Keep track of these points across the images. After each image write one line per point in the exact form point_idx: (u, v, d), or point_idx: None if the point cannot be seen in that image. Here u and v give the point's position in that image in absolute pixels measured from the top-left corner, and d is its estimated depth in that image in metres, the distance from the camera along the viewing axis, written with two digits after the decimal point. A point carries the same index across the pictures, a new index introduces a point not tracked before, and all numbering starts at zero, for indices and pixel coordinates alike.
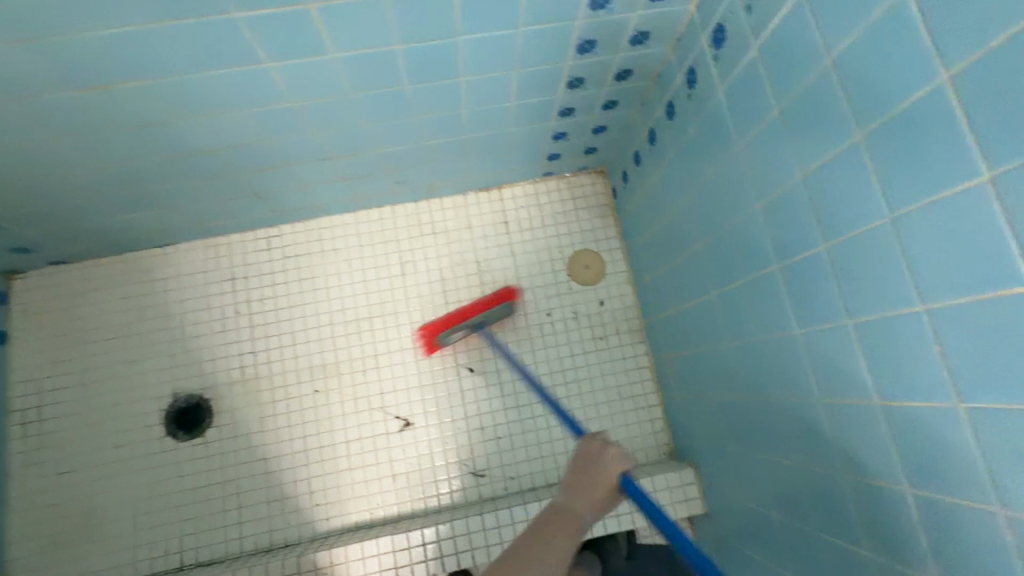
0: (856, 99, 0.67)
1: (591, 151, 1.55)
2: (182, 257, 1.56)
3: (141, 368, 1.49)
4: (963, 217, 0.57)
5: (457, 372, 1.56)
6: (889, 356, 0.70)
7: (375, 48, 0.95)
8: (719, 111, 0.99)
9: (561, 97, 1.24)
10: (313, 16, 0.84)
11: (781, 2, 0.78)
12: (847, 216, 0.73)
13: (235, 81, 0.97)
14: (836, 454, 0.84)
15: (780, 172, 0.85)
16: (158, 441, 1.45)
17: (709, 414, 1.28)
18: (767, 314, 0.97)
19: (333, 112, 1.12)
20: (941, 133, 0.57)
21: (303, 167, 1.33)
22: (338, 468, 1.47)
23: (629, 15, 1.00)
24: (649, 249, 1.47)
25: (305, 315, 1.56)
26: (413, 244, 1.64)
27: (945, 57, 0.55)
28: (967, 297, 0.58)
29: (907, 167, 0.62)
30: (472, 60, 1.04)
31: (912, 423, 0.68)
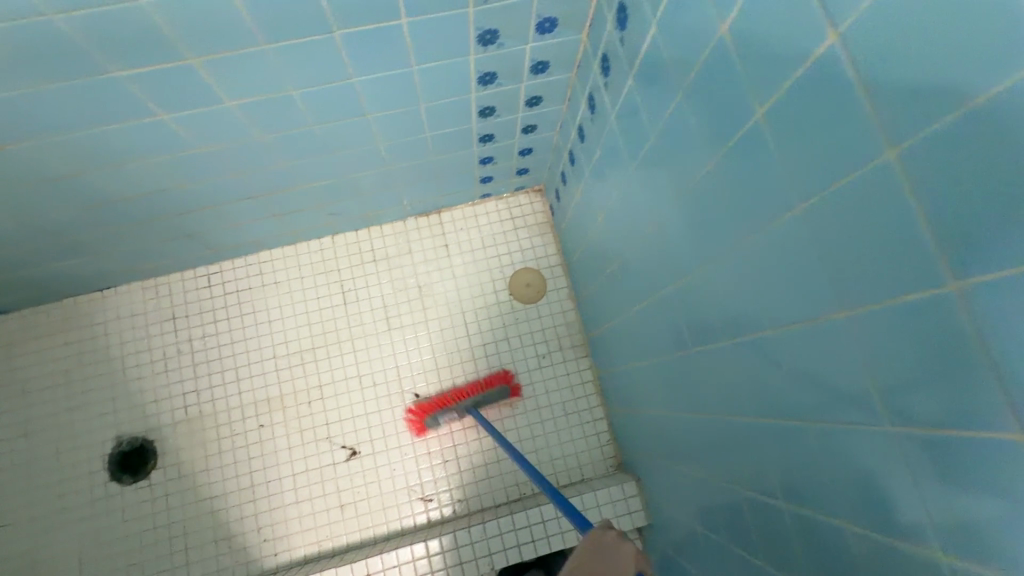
0: (705, 131, 0.69)
1: (523, 171, 1.57)
2: (121, 300, 1.57)
3: (82, 415, 1.50)
4: (791, 246, 0.59)
5: (403, 398, 1.56)
6: (759, 375, 0.72)
7: (269, 93, 0.96)
8: (615, 135, 1.02)
9: (477, 125, 1.26)
10: (195, 70, 0.86)
11: (644, 35, 0.80)
12: (712, 240, 0.75)
13: (135, 133, 0.99)
14: (734, 469, 0.85)
15: (664, 197, 0.87)
16: (102, 486, 1.46)
17: (642, 428, 1.29)
18: (671, 332, 0.99)
19: (245, 154, 1.14)
20: (764, 167, 0.59)
21: (228, 207, 1.34)
22: (286, 503, 1.47)
23: (522, 47, 1.02)
24: (582, 264, 1.49)
25: (247, 350, 1.57)
26: (354, 272, 1.64)
27: (758, 95, 0.57)
28: (803, 321, 0.60)
29: (746, 197, 0.64)
30: (375, 98, 1.06)
31: (782, 440, 0.70)
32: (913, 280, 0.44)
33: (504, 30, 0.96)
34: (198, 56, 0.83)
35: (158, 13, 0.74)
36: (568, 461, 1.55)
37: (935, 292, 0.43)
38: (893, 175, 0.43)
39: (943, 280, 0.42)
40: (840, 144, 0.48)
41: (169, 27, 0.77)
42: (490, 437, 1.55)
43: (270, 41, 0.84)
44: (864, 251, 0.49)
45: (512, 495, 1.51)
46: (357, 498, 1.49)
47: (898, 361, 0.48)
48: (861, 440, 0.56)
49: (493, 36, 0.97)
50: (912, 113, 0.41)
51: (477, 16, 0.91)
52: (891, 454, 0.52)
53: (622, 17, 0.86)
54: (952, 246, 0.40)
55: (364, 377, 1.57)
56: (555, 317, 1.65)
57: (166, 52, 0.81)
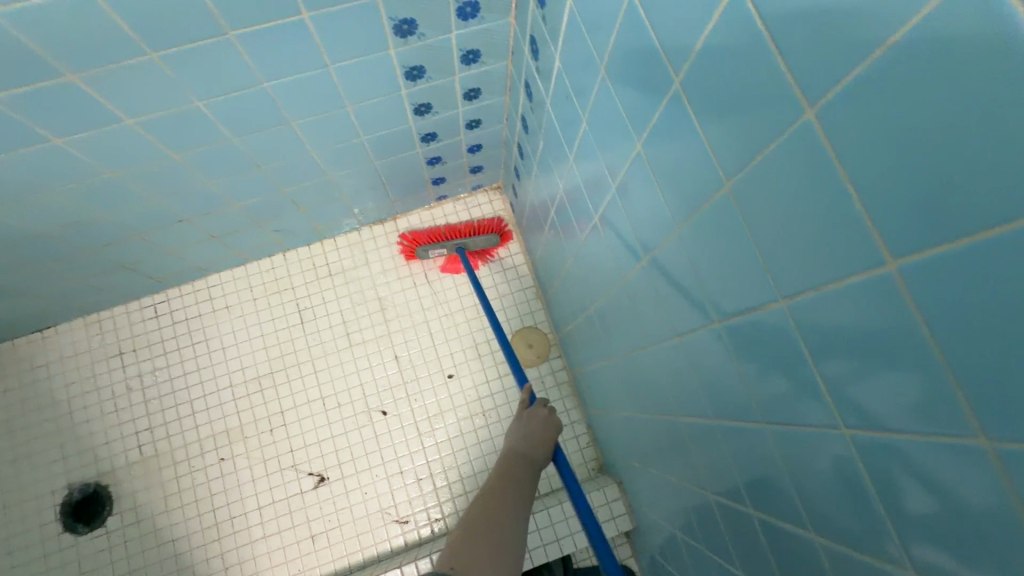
0: (631, 109, 0.63)
1: (477, 169, 1.50)
2: (64, 339, 1.49)
3: (30, 464, 1.42)
4: (724, 231, 0.52)
5: (369, 417, 1.48)
6: (713, 374, 0.65)
7: (171, 108, 0.88)
8: (554, 123, 0.95)
9: (414, 124, 1.19)
10: (76, 88, 0.79)
11: (563, 11, 0.74)
12: (651, 229, 0.68)
13: (30, 163, 0.92)
14: (702, 473, 0.79)
15: (604, 184, 0.80)
16: (55, 539, 1.38)
17: (617, 429, 1.23)
18: (629, 329, 0.93)
19: (163, 176, 1.06)
20: (687, 144, 0.53)
21: (160, 233, 1.26)
22: (253, 538, 1.39)
23: (446, 37, 0.95)
24: (545, 260, 1.41)
25: (202, 381, 1.49)
26: (310, 289, 1.56)
27: (672, 64, 0.51)
28: (747, 312, 0.53)
29: (676, 179, 0.58)
30: (293, 104, 0.98)
31: (742, 443, 0.64)
32: (846, 261, 0.38)
33: (421, 19, 0.89)
34: (77, 72, 0.76)
35: (13, 27, 0.67)
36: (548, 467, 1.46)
37: (870, 273, 0.36)
38: (813, 140, 0.37)
39: (878, 260, 0.36)
40: (756, 109, 0.42)
41: (30, 40, 0.69)
42: (465, 449, 1.47)
43: (155, 49, 0.77)
44: (794, 230, 0.42)
45: None
46: (328, 527, 1.41)
47: (843, 354, 0.42)
48: (818, 442, 0.49)
49: (410, 27, 0.90)
50: (824, 64, 0.34)
51: (387, 6, 0.84)
52: (849, 457, 0.46)
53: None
54: (883, 220, 0.34)
55: (328, 399, 1.49)
56: (524, 318, 1.58)
57: (38, 70, 0.74)
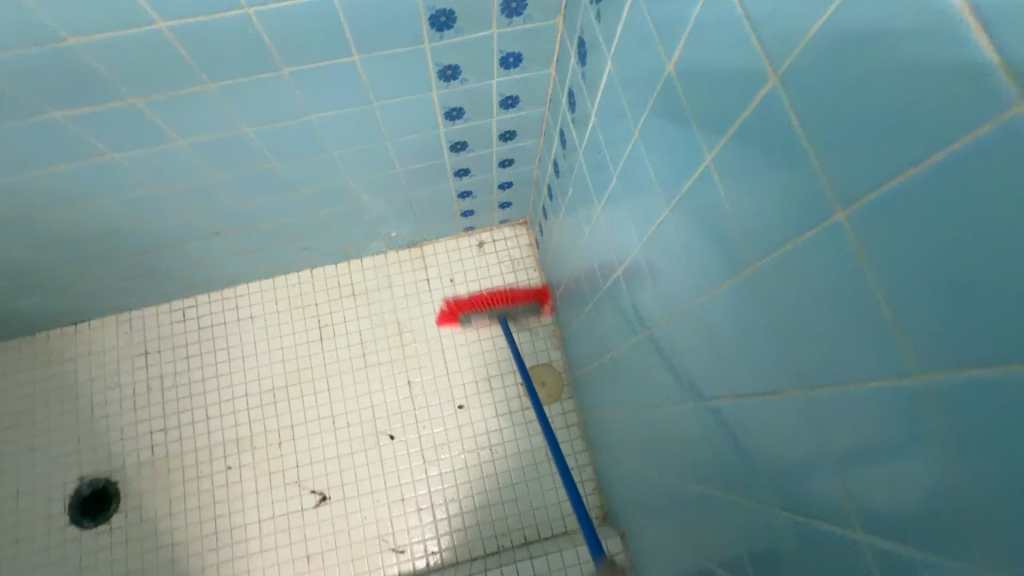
0: (662, 175, 0.64)
1: (506, 205, 1.53)
2: (93, 333, 1.54)
3: (46, 453, 1.45)
4: (744, 308, 0.52)
5: (377, 440, 1.49)
6: (725, 448, 0.64)
7: (219, 133, 0.93)
8: (585, 173, 0.97)
9: (448, 160, 1.22)
10: (138, 110, 0.83)
11: (603, 70, 0.75)
12: (673, 293, 0.68)
13: (83, 173, 0.96)
14: (705, 543, 0.77)
15: (629, 240, 0.81)
16: (59, 532, 1.40)
17: (623, 481, 1.21)
18: (642, 384, 0.92)
19: (206, 192, 1.11)
20: (713, 216, 0.53)
21: (197, 243, 1.31)
22: (248, 551, 1.39)
23: (487, 82, 0.98)
24: (566, 301, 1.42)
25: (218, 388, 1.51)
26: (332, 307, 1.59)
27: (705, 140, 0.52)
28: (765, 393, 0.52)
29: (701, 249, 0.57)
30: (337, 135, 1.02)
31: (751, 523, 0.62)
32: (873, 362, 0.37)
33: (465, 66, 0.92)
34: (138, 95, 0.80)
35: (87, 54, 0.72)
36: (550, 510, 1.45)
37: (896, 381, 0.36)
38: (842, 239, 0.37)
39: (904, 369, 0.35)
40: (784, 198, 0.42)
41: (102, 66, 0.74)
42: (467, 483, 1.46)
43: (214, 78, 0.81)
44: (816, 324, 0.42)
45: (489, 548, 1.41)
46: (324, 548, 1.41)
47: (866, 458, 0.41)
48: (832, 539, 0.48)
49: (454, 72, 0.93)
50: (854, 170, 0.34)
51: (434, 53, 0.88)
52: (858, 560, 0.45)
53: (582, 52, 0.81)
54: (910, 332, 0.34)
55: (338, 418, 1.50)
56: (539, 355, 1.57)
57: (106, 93, 0.79)
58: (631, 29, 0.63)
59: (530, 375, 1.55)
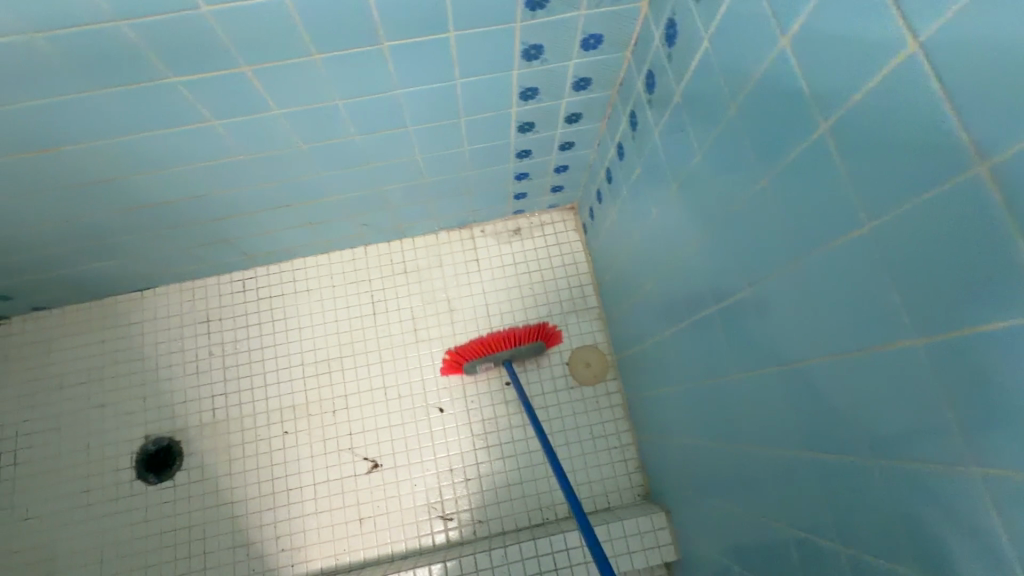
0: (760, 147, 0.67)
1: (557, 188, 1.57)
2: (157, 300, 1.61)
3: (115, 411, 1.53)
4: (851, 267, 0.56)
5: (427, 412, 1.54)
6: (812, 407, 0.68)
7: (312, 105, 0.98)
8: (659, 153, 1.00)
9: (514, 140, 1.26)
10: (245, 78, 0.88)
11: (693, 50, 0.79)
12: (763, 262, 0.72)
13: (181, 141, 1.00)
14: (776, 505, 0.81)
15: (709, 215, 0.85)
16: (126, 485, 1.47)
17: (673, 457, 1.25)
18: (710, 356, 0.96)
19: (287, 164, 1.16)
20: (823, 181, 0.57)
21: (267, 215, 1.36)
22: (304, 512, 1.45)
23: (565, 63, 1.02)
24: (615, 284, 1.46)
25: (276, 356, 1.58)
26: (385, 283, 1.64)
27: (819, 108, 0.55)
28: (870, 346, 0.55)
29: (805, 216, 0.61)
30: (418, 111, 1.06)
31: (835, 477, 0.65)
32: (1007, 306, 0.41)
33: (548, 45, 0.96)
34: (249, 64, 0.85)
35: (215, 21, 0.76)
36: (594, 486, 1.49)
37: None
38: (983, 192, 0.40)
39: None
40: (915, 156, 0.45)
41: (224, 33, 0.79)
42: (513, 457, 1.51)
43: (320, 50, 0.85)
44: (941, 274, 0.46)
45: (534, 520, 1.46)
46: (376, 512, 1.46)
47: (985, 397, 0.44)
48: (935, 480, 0.51)
49: (538, 52, 0.97)
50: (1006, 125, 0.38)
51: (524, 31, 0.91)
52: (965, 497, 0.48)
53: (671, 33, 0.85)
54: None
55: (389, 389, 1.56)
56: (584, 337, 1.61)
57: (221, 60, 0.83)
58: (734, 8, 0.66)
59: (575, 355, 1.59)
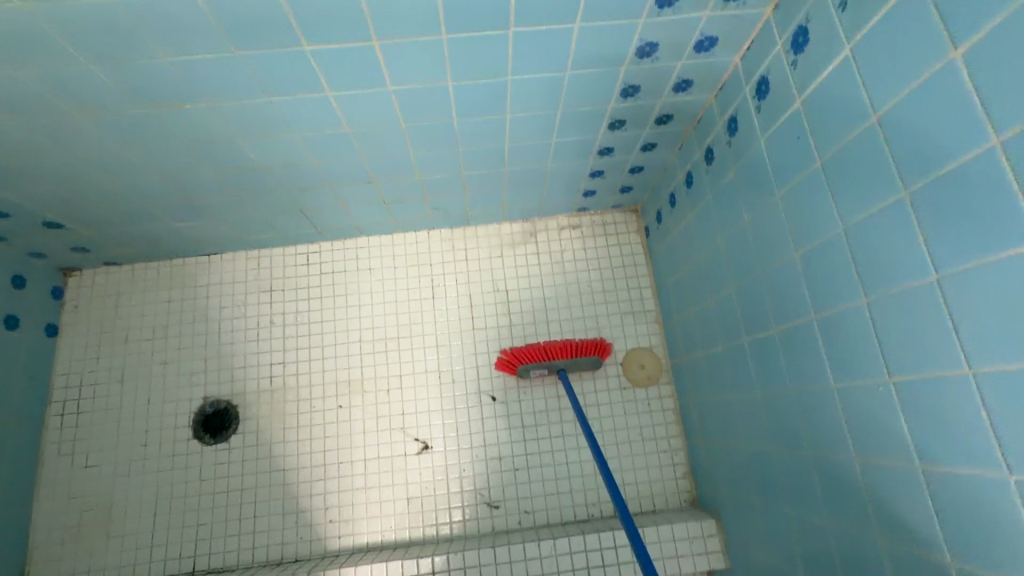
0: (903, 160, 0.68)
1: (626, 189, 1.58)
2: (224, 266, 1.64)
3: (176, 370, 1.56)
4: (1013, 282, 0.57)
5: (479, 399, 1.55)
6: (935, 421, 0.68)
7: (427, 83, 1.00)
8: (761, 158, 1.00)
9: (600, 136, 1.27)
10: (373, 52, 0.90)
11: (827, 58, 0.79)
12: (888, 273, 0.73)
13: (293, 108, 1.03)
14: (870, 518, 0.82)
15: (820, 225, 0.85)
16: (183, 443, 1.51)
17: (733, 464, 1.25)
18: (797, 364, 0.97)
19: (380, 140, 1.18)
20: (988, 193, 0.58)
21: (349, 189, 1.38)
22: (354, 486, 1.47)
23: (673, 63, 1.03)
24: (679, 287, 1.46)
25: (335, 330, 1.60)
26: (445, 268, 1.66)
27: (996, 123, 0.56)
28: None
29: (959, 229, 0.62)
30: (520, 98, 1.08)
31: (957, 491, 0.66)
32: None
33: (664, 44, 0.97)
34: (382, 39, 0.88)
35: None
36: (641, 487, 1.50)
37: None
38: None
39: None
40: None
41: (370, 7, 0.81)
42: (562, 451, 1.52)
43: (450, 29, 0.88)
44: None
45: (579, 515, 1.47)
46: (423, 493, 1.48)
47: None
48: None
49: (651, 49, 0.98)
50: None
51: (645, 28, 0.92)
52: None
53: (800, 40, 0.85)
54: None
55: (443, 373, 1.57)
56: (639, 338, 1.62)
57: (357, 33, 0.86)
58: (893, 19, 0.67)
59: (630, 357, 1.59)
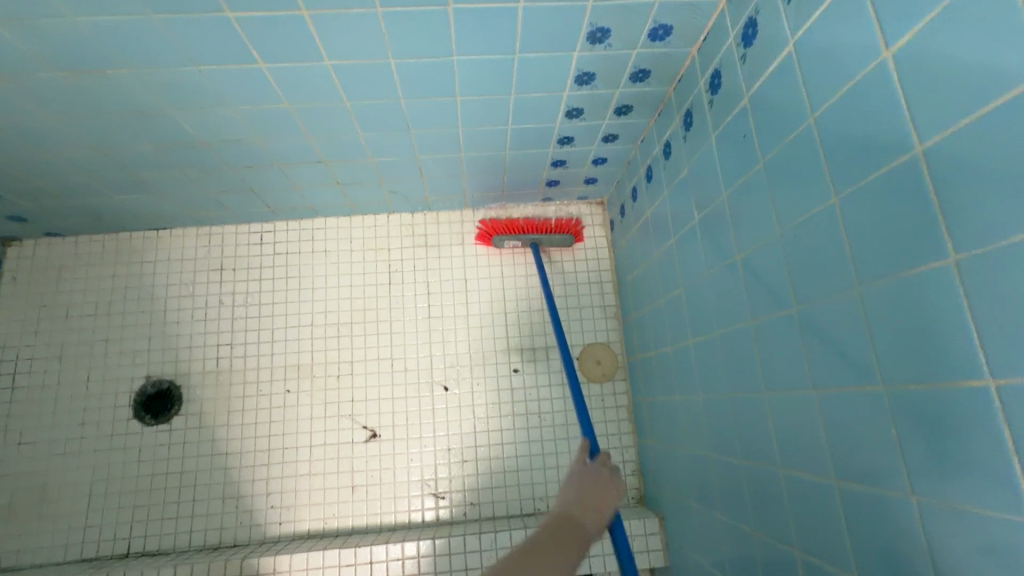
0: (836, 165, 0.65)
1: (591, 180, 1.54)
2: (174, 242, 1.59)
3: (119, 348, 1.52)
4: (927, 298, 0.55)
5: (432, 389, 1.52)
6: (853, 436, 0.67)
7: (367, 60, 0.95)
8: (712, 156, 0.97)
9: (559, 125, 1.23)
10: (304, 23, 0.85)
11: (774, 53, 0.76)
12: (818, 282, 0.71)
13: (227, 80, 0.97)
14: (792, 528, 0.81)
15: (761, 228, 0.83)
16: (123, 423, 1.47)
17: (677, 465, 1.24)
18: (735, 369, 0.95)
19: (325, 119, 1.12)
20: (909, 204, 0.56)
21: (299, 169, 1.33)
22: (298, 472, 1.45)
23: (628, 52, 0.99)
24: (637, 284, 1.44)
25: (287, 313, 1.56)
26: (404, 254, 1.62)
27: (920, 130, 0.54)
28: (938, 382, 0.55)
29: (882, 240, 0.60)
30: (470, 80, 1.03)
31: (869, 507, 0.65)
32: None
33: (615, 31, 0.93)
34: (312, 9, 0.82)
35: None
36: None
37: None
38: None
39: None
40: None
41: None
42: (513, 444, 1.50)
43: (383, 2, 0.83)
44: None
45: (525, 509, 1.46)
46: (369, 482, 1.45)
47: None
48: (988, 523, 0.51)
49: (603, 36, 0.94)
50: None
51: (595, 12, 0.88)
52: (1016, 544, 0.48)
53: (750, 33, 0.81)
54: None
55: (396, 361, 1.54)
56: (598, 333, 1.60)
57: (283, 1, 0.81)
58: (834, 15, 0.64)
59: (586, 352, 1.57)
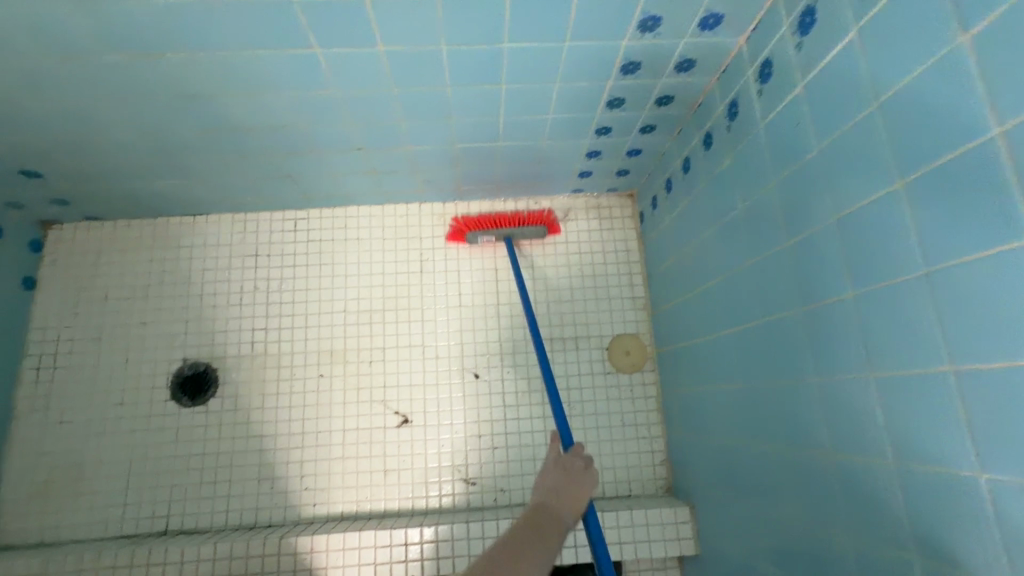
0: (902, 149, 0.66)
1: (623, 172, 1.55)
2: (209, 227, 1.61)
3: (155, 330, 1.54)
4: (1002, 280, 0.55)
5: (463, 376, 1.54)
6: (913, 420, 0.68)
7: (420, 46, 0.96)
8: (759, 145, 0.97)
9: (598, 115, 1.24)
10: (363, 8, 0.86)
11: (834, 40, 0.76)
12: (878, 268, 0.71)
13: (279, 64, 0.99)
14: (840, 512, 0.82)
15: (814, 215, 0.83)
16: (160, 404, 1.49)
17: (710, 454, 1.25)
18: (779, 357, 0.96)
19: (371, 106, 1.14)
20: (984, 186, 0.56)
21: (338, 156, 1.35)
22: (332, 455, 1.47)
23: (677, 40, 0.99)
24: (670, 275, 1.44)
25: (319, 299, 1.58)
26: (435, 243, 1.63)
27: (999, 113, 0.54)
28: (1012, 363, 0.55)
29: (952, 224, 0.60)
30: (517, 68, 1.04)
31: (929, 490, 0.66)
32: None
33: (667, 19, 0.93)
34: None
35: None
36: (618, 472, 1.50)
37: None
38: None
39: None
40: None
41: None
42: (542, 432, 1.52)
43: None
44: None
45: None
46: (401, 467, 1.48)
47: None
48: None
49: (654, 24, 0.94)
50: None
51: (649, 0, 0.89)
52: None
53: (807, 21, 0.82)
54: None
55: (427, 348, 1.56)
56: (627, 324, 1.61)
57: None
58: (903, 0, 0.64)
59: (615, 342, 1.58)
